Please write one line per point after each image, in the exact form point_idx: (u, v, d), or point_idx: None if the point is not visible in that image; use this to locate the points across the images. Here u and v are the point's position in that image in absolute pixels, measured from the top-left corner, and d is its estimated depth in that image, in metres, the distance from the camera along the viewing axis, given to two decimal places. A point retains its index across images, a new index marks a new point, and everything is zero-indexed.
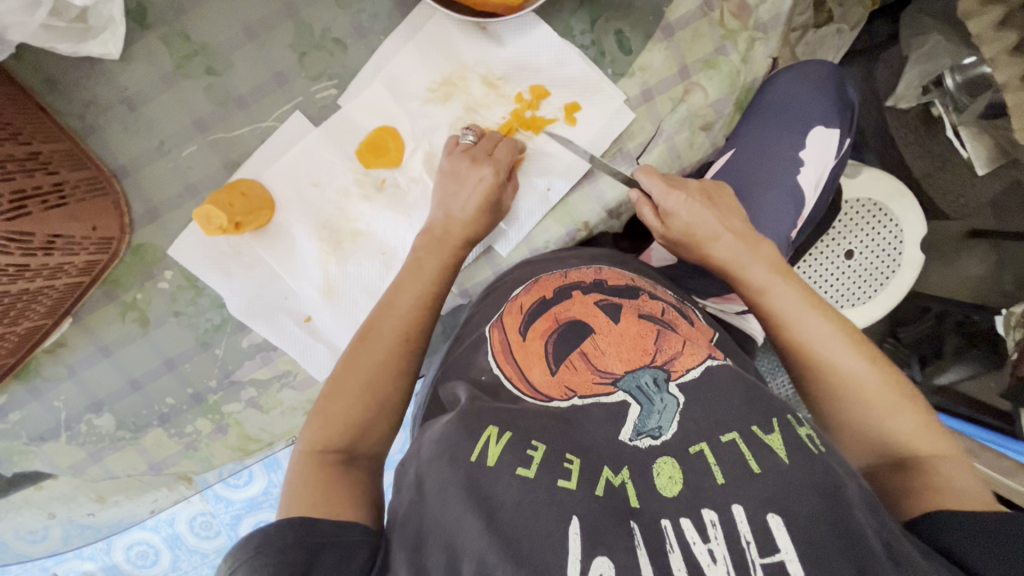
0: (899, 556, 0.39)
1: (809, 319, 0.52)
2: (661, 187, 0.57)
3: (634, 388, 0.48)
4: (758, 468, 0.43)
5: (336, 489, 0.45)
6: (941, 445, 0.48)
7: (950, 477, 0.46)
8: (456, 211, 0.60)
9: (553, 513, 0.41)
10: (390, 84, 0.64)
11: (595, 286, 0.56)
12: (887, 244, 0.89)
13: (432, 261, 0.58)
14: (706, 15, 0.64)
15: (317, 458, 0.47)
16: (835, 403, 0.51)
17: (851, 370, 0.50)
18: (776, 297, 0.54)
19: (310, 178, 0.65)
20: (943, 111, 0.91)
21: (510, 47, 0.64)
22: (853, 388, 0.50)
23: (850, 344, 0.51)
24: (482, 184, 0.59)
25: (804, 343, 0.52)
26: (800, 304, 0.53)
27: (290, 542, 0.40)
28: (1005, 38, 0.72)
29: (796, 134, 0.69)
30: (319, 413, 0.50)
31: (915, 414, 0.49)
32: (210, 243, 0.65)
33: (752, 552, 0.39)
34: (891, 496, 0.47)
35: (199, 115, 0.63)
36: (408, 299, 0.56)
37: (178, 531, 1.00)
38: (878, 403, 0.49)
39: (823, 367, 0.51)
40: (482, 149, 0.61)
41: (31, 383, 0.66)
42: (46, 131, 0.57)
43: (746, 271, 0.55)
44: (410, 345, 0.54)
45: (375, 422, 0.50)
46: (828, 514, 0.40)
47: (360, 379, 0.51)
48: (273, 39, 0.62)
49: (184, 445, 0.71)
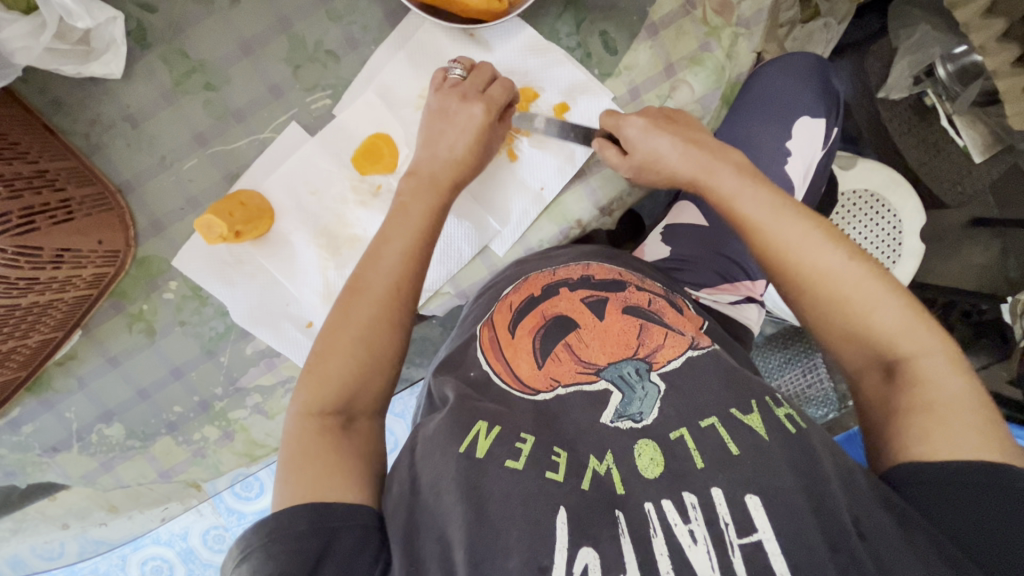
0: (866, 530, 0.40)
1: (784, 221, 0.51)
2: (619, 120, 0.59)
3: (616, 377, 0.49)
4: (737, 450, 0.44)
5: (335, 457, 0.46)
6: (932, 340, 0.46)
7: (938, 379, 0.45)
8: (442, 151, 0.60)
9: (541, 502, 0.42)
10: (383, 93, 0.66)
11: (582, 282, 0.57)
12: (885, 235, 0.89)
13: (418, 206, 0.58)
14: (689, 13, 0.65)
15: (315, 421, 0.48)
16: (811, 314, 0.50)
17: (830, 267, 0.49)
18: (745, 202, 0.53)
19: (308, 188, 0.67)
20: (936, 100, 0.92)
21: (497, 53, 0.65)
22: (831, 287, 0.49)
23: (827, 241, 0.50)
24: (467, 131, 0.59)
25: (780, 248, 0.51)
26: (770, 210, 0.52)
27: (302, 529, 0.41)
28: (992, 26, 0.72)
29: (781, 126, 0.70)
30: (313, 373, 0.50)
31: (900, 308, 0.47)
32: (212, 253, 0.66)
33: (730, 532, 0.40)
34: (882, 412, 0.47)
35: (199, 130, 0.65)
36: (394, 249, 0.55)
37: (192, 544, 1.00)
38: (851, 303, 0.48)
39: (803, 269, 0.50)
40: (471, 85, 0.61)
41: (43, 396, 0.68)
42: (52, 150, 0.59)
43: (715, 181, 0.55)
44: (402, 298, 0.54)
45: (369, 380, 0.50)
46: (803, 486, 0.42)
47: (353, 335, 0.51)
48: (268, 54, 0.64)
49: (192, 452, 0.72)
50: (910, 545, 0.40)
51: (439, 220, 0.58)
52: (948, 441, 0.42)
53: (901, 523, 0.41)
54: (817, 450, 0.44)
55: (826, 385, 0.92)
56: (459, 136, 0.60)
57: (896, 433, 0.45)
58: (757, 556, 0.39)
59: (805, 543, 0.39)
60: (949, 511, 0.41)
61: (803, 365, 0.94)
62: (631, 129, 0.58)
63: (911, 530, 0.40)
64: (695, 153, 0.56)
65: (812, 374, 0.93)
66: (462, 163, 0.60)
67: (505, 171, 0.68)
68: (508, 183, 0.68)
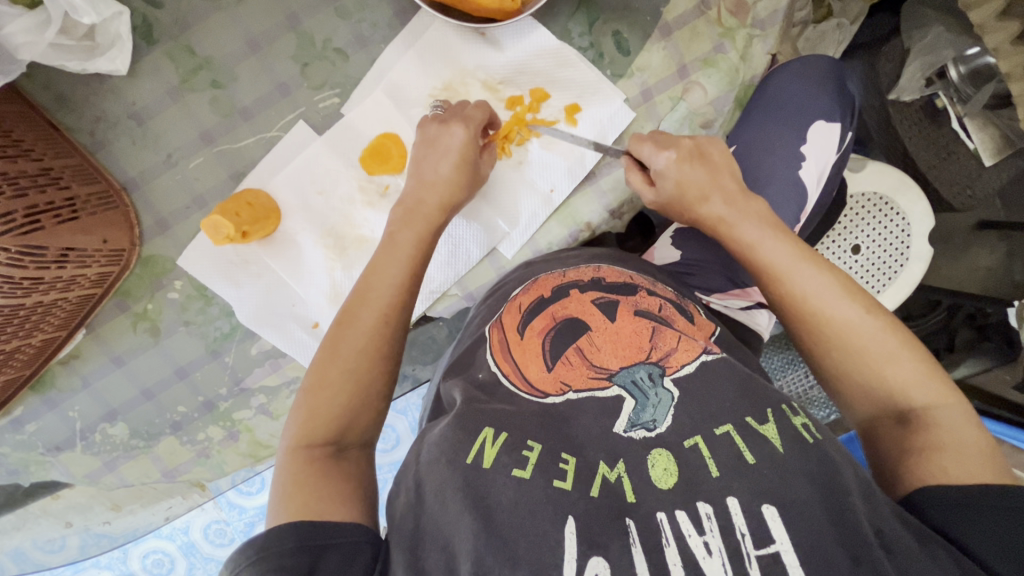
0: (891, 544, 0.40)
1: (802, 270, 0.51)
2: (653, 150, 0.57)
3: (628, 382, 0.49)
4: (752, 459, 0.43)
5: (326, 485, 0.45)
6: (943, 392, 0.47)
7: (952, 428, 0.45)
8: (428, 175, 0.59)
9: (549, 512, 0.41)
10: (392, 92, 0.65)
11: (592, 285, 0.56)
12: (895, 238, 0.88)
13: (407, 234, 0.58)
14: (703, 14, 0.64)
15: (303, 454, 0.47)
16: (827, 361, 0.51)
17: (847, 320, 0.49)
18: (768, 250, 0.53)
19: (315, 187, 0.66)
20: (948, 102, 0.89)
21: (508, 52, 0.64)
22: (850, 338, 0.49)
23: (842, 294, 0.50)
24: (452, 152, 0.59)
25: (800, 296, 0.51)
26: (793, 256, 0.52)
27: (291, 548, 0.40)
28: (1007, 28, 0.70)
29: (796, 130, 0.69)
30: (302, 408, 0.50)
31: (913, 362, 0.48)
32: (218, 252, 0.66)
33: (747, 544, 0.40)
34: (895, 454, 0.47)
35: (205, 128, 0.64)
36: (384, 280, 0.55)
37: (193, 539, 1.00)
38: (869, 355, 0.48)
39: (818, 320, 0.50)
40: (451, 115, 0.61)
41: (47, 395, 0.68)
42: (57, 147, 0.58)
43: (735, 229, 0.55)
44: (389, 329, 0.53)
45: (358, 414, 0.50)
46: (821, 499, 0.41)
47: (341, 369, 0.50)
48: (276, 51, 0.63)
49: (196, 452, 0.72)
50: (931, 557, 0.39)
51: (426, 248, 0.58)
52: (962, 470, 0.43)
53: (920, 537, 0.40)
54: (836, 460, 0.44)
55: None
56: (443, 158, 0.59)
57: (911, 469, 0.45)
58: (774, 568, 0.39)
59: (823, 557, 0.39)
60: (971, 530, 0.40)
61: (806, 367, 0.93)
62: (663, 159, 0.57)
63: (931, 545, 0.40)
64: (717, 200, 0.56)
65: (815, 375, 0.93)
66: (451, 183, 0.59)
67: (515, 172, 0.67)
68: (516, 185, 0.67)
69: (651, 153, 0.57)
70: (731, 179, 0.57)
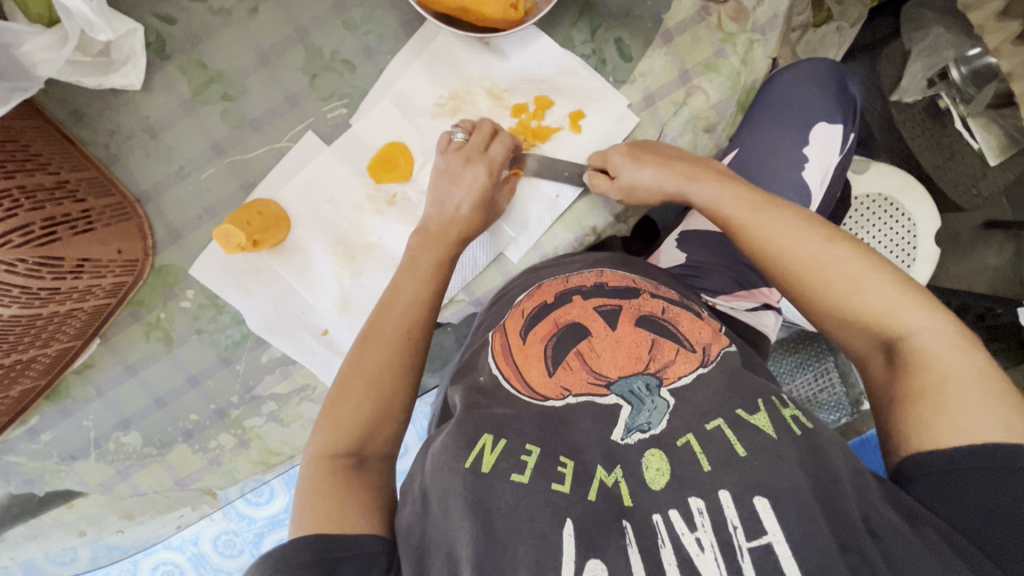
0: (877, 528, 0.41)
1: (760, 215, 0.53)
2: (610, 150, 0.63)
3: (627, 392, 0.49)
4: (743, 451, 0.43)
5: (347, 496, 0.46)
6: (924, 316, 0.46)
7: (935, 354, 0.45)
8: (451, 207, 0.62)
9: (548, 516, 0.42)
10: (399, 101, 0.66)
11: (595, 290, 0.57)
12: (901, 239, 0.87)
13: (428, 257, 0.59)
14: (705, 19, 0.65)
15: (327, 464, 0.48)
16: (808, 307, 0.52)
17: (809, 255, 0.50)
18: (725, 202, 0.55)
19: (324, 196, 0.67)
20: (950, 103, 0.89)
21: (513, 60, 0.66)
22: (816, 274, 0.50)
23: (802, 231, 0.51)
24: (477, 186, 0.61)
25: (760, 239, 0.53)
26: (748, 204, 0.54)
27: (307, 560, 0.40)
28: (1008, 28, 0.71)
29: (799, 133, 0.70)
30: (327, 417, 0.50)
31: (886, 288, 0.48)
32: (228, 261, 0.67)
33: (739, 536, 0.40)
34: (886, 407, 0.47)
35: (216, 139, 0.65)
36: (408, 299, 0.57)
37: (203, 549, 1.00)
38: (842, 290, 0.49)
39: (782, 261, 0.52)
40: (474, 147, 0.62)
41: (62, 404, 0.69)
42: (73, 161, 0.59)
43: (694, 187, 0.58)
44: (413, 343, 0.55)
45: (381, 424, 0.51)
46: (812, 489, 0.41)
47: (365, 378, 0.52)
48: (286, 64, 0.65)
49: (208, 460, 0.73)
50: (920, 538, 0.40)
51: (446, 269, 0.60)
52: (952, 429, 0.42)
53: (908, 517, 0.41)
54: (827, 452, 0.44)
55: (837, 390, 0.92)
56: (465, 195, 0.61)
57: (902, 421, 0.45)
58: (768, 562, 0.39)
59: (819, 548, 0.39)
60: (966, 504, 0.41)
61: (815, 370, 0.92)
62: (616, 158, 0.61)
63: (920, 526, 0.41)
64: (667, 178, 0.59)
65: (823, 379, 0.92)
66: (473, 217, 0.62)
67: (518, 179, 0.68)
68: (522, 193, 0.68)
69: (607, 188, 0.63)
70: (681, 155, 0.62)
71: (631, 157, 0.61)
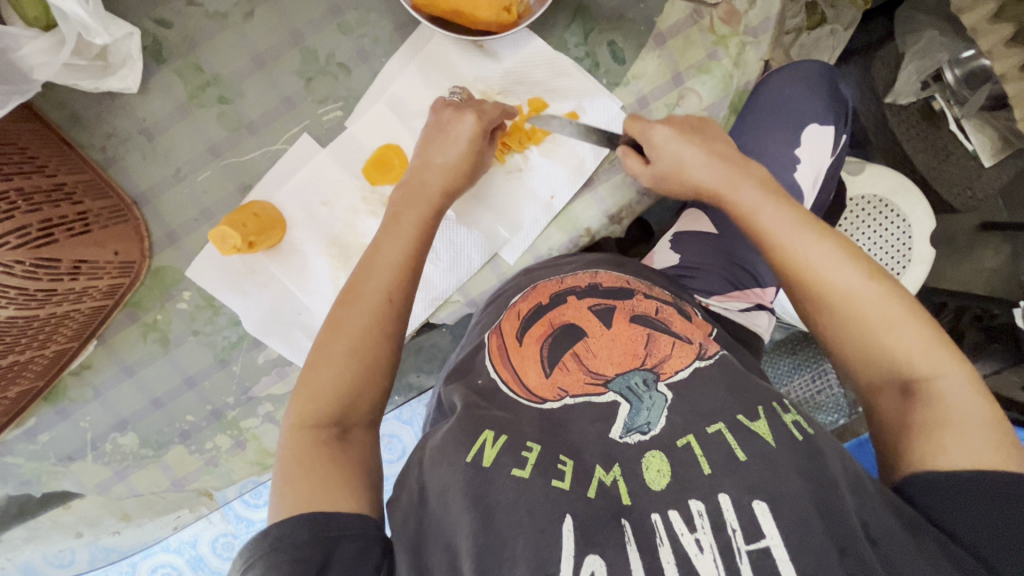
0: (875, 535, 0.40)
1: (800, 240, 0.52)
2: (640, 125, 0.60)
3: (624, 388, 0.49)
4: (744, 455, 0.44)
5: (331, 473, 0.45)
6: (948, 361, 0.46)
7: (954, 395, 0.45)
8: (436, 164, 0.60)
9: (548, 511, 0.42)
10: (393, 104, 0.66)
11: (590, 290, 0.57)
12: (895, 240, 0.88)
13: (410, 217, 0.58)
14: (697, 22, 0.65)
15: (309, 434, 0.48)
16: (830, 335, 0.51)
17: (848, 285, 0.49)
18: (767, 217, 0.54)
19: (320, 198, 0.67)
20: (943, 105, 0.90)
21: (506, 63, 0.66)
22: (850, 304, 0.49)
23: (844, 260, 0.50)
24: (461, 141, 0.60)
25: (800, 262, 0.51)
26: (793, 225, 0.53)
27: (303, 539, 0.41)
28: (1000, 30, 0.71)
29: (791, 134, 0.70)
30: (306, 384, 0.50)
31: (917, 329, 0.47)
32: (225, 264, 0.67)
33: (737, 539, 0.40)
34: (895, 432, 0.47)
35: (213, 142, 0.66)
36: (390, 257, 0.55)
37: (201, 552, 1.00)
38: (873, 323, 0.48)
39: (820, 285, 0.50)
40: (468, 104, 0.62)
41: (59, 406, 0.69)
42: (70, 163, 0.60)
43: (738, 193, 0.56)
44: (394, 307, 0.53)
45: (363, 391, 0.50)
46: (811, 493, 0.41)
47: (346, 342, 0.51)
48: (282, 67, 0.65)
49: (204, 461, 0.73)
50: (921, 550, 0.40)
51: (429, 231, 0.59)
52: (961, 454, 0.43)
53: (910, 528, 0.41)
54: (822, 452, 0.44)
55: (836, 391, 0.92)
56: (453, 148, 0.60)
57: (913, 447, 0.45)
58: (764, 563, 0.39)
59: (814, 550, 0.39)
60: (969, 518, 0.41)
61: (813, 371, 0.93)
62: (654, 136, 0.59)
63: (921, 536, 0.41)
64: (714, 169, 0.58)
65: (820, 380, 0.92)
66: (454, 174, 0.61)
67: (514, 180, 0.68)
68: (517, 194, 0.68)
69: (639, 169, 0.62)
70: (726, 147, 0.59)
71: (684, 140, 0.59)
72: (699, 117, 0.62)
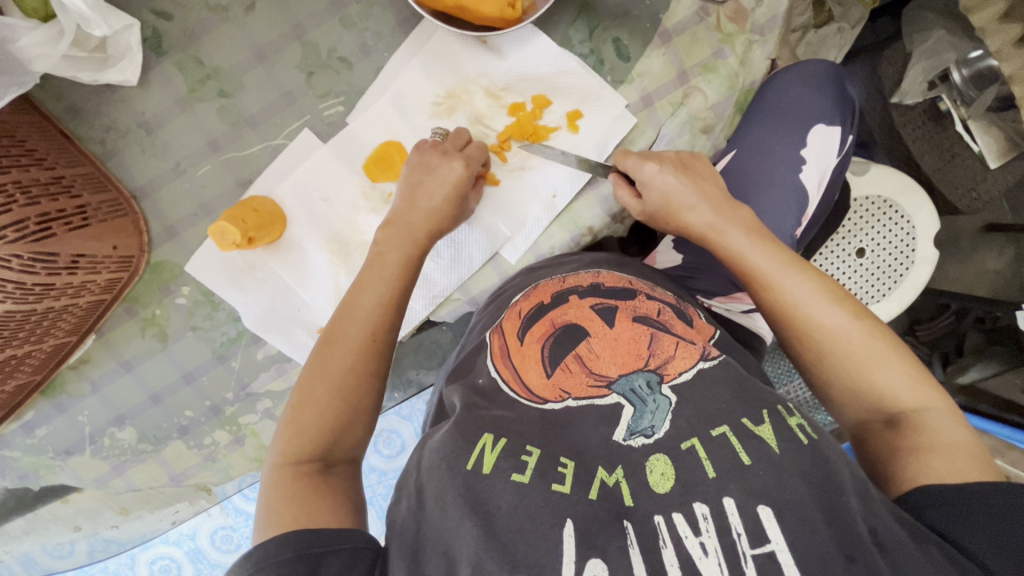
0: (885, 542, 0.40)
1: (788, 280, 0.51)
2: (635, 161, 0.58)
3: (628, 391, 0.49)
4: (748, 460, 0.43)
5: (315, 503, 0.45)
6: (933, 398, 0.46)
7: (940, 429, 0.45)
8: (421, 201, 0.59)
9: (548, 516, 0.42)
10: (396, 101, 0.66)
11: (591, 290, 0.56)
12: (899, 242, 0.87)
13: (395, 254, 0.57)
14: (703, 20, 0.64)
15: (291, 470, 0.47)
16: (816, 370, 0.51)
17: (834, 326, 0.49)
18: (755, 258, 0.52)
19: (320, 194, 0.67)
20: (950, 105, 0.88)
21: (510, 59, 0.65)
22: (836, 345, 0.49)
23: (828, 301, 0.49)
24: (447, 183, 0.59)
25: (790, 304, 0.50)
26: (781, 264, 0.51)
27: (288, 557, 0.41)
28: (1008, 31, 0.69)
29: (797, 134, 0.69)
30: (289, 424, 0.49)
31: (902, 367, 0.47)
32: (224, 259, 0.67)
33: (742, 543, 0.40)
34: (884, 459, 0.47)
35: (213, 136, 0.65)
36: (371, 299, 0.54)
37: (200, 545, 1.01)
38: (860, 364, 0.48)
39: (807, 326, 0.50)
40: (451, 145, 0.62)
41: (57, 399, 0.69)
42: (68, 156, 0.59)
43: (724, 236, 0.54)
44: (378, 346, 0.53)
45: (348, 428, 0.50)
46: (816, 498, 0.41)
47: (329, 385, 0.50)
48: (282, 61, 0.65)
49: (203, 456, 0.73)
50: (925, 555, 0.39)
51: (414, 267, 0.58)
52: (951, 472, 0.43)
53: (914, 535, 0.41)
54: (830, 456, 0.44)
55: None
56: (439, 187, 0.59)
57: (904, 469, 0.45)
58: (769, 568, 0.39)
59: (817, 556, 0.39)
60: (973, 532, 0.40)
61: None
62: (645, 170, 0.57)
63: (926, 543, 0.40)
64: (703, 209, 0.56)
65: None
66: (441, 213, 0.59)
67: (515, 180, 0.67)
68: (519, 193, 0.67)
69: (630, 202, 0.60)
70: (715, 185, 0.58)
71: (677, 177, 0.57)
72: (690, 152, 0.60)
